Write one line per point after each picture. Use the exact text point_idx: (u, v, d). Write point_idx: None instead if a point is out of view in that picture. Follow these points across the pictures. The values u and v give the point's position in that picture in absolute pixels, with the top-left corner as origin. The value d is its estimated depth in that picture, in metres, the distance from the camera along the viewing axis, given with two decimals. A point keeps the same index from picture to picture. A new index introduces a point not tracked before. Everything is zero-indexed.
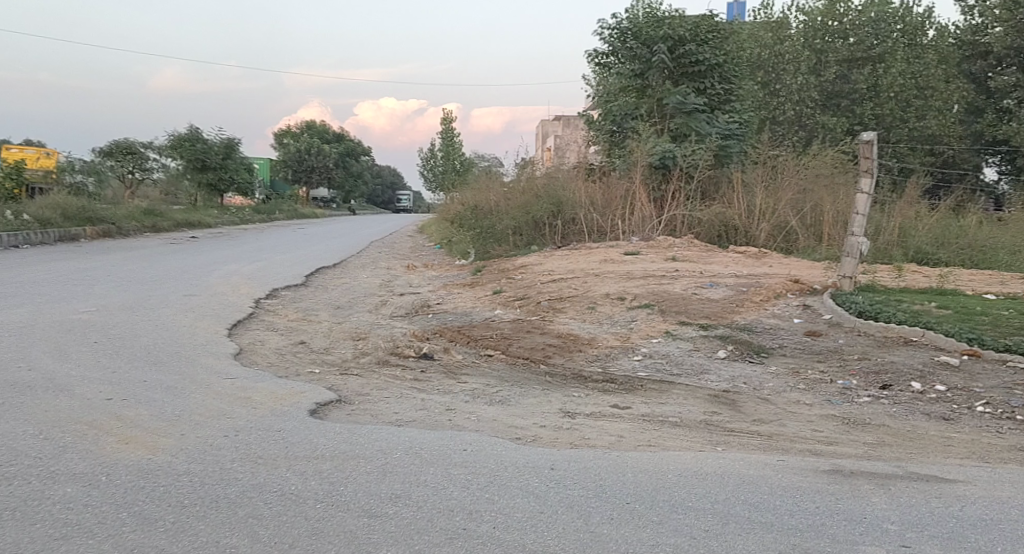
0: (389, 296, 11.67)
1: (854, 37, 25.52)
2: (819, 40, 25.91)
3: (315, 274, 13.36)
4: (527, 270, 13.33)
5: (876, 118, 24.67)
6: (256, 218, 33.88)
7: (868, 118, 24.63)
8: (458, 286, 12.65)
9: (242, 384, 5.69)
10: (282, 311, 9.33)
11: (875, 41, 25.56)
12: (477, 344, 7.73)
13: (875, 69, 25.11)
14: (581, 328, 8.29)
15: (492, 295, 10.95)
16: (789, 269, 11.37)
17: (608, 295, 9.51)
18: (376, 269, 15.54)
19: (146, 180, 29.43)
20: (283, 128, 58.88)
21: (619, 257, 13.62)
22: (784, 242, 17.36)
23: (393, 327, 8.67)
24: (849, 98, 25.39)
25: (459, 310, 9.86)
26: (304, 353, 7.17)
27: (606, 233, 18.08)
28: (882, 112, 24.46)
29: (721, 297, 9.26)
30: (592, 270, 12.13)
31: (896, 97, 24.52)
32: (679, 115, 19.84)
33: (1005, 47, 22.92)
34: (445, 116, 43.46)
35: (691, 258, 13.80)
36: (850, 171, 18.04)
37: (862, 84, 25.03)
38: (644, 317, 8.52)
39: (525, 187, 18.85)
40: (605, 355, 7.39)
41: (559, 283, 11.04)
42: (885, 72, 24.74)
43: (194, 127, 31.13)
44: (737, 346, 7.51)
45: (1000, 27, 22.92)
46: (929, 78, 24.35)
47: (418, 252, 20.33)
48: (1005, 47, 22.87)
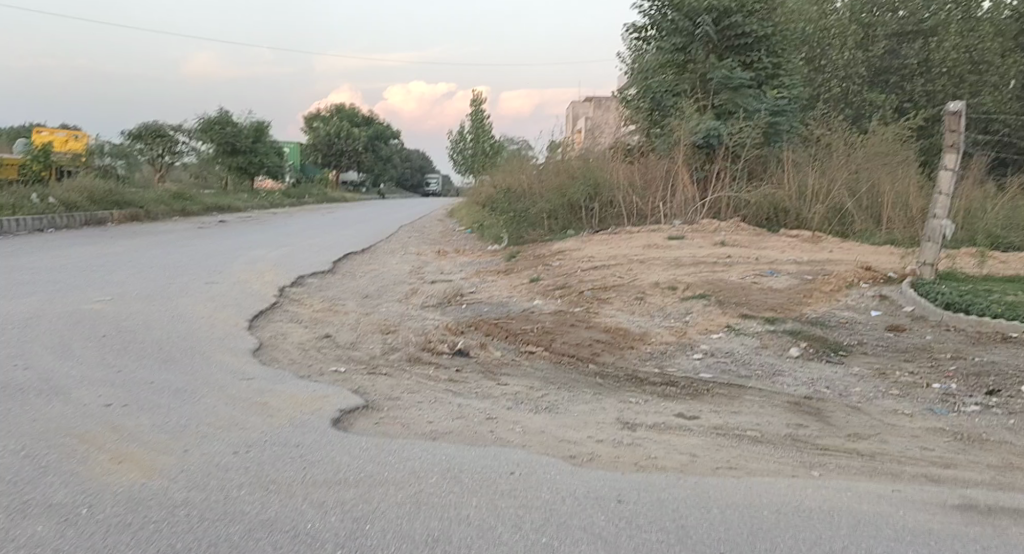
0: (420, 284, 10.99)
1: (905, 10, 23.99)
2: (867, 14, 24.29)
3: (342, 260, 12.73)
4: (564, 256, 12.58)
5: (928, 95, 23.38)
6: (284, 202, 33.47)
7: (919, 95, 23.41)
8: (492, 274, 11.95)
9: (259, 387, 5.01)
10: (306, 301, 8.68)
11: (927, 12, 23.92)
12: (518, 339, 7.00)
13: (927, 43, 23.70)
14: (632, 321, 7.52)
15: (530, 283, 10.23)
16: (853, 256, 10.54)
17: (657, 284, 8.72)
18: (406, 254, 14.88)
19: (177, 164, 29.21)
20: (313, 112, 58.51)
21: (663, 242, 12.82)
22: (839, 225, 16.36)
23: (425, 320, 7.99)
24: (898, 74, 23.91)
25: (495, 300, 9.14)
26: (328, 349, 6.50)
27: (646, 217, 17.24)
28: (934, 88, 23.22)
29: (784, 286, 8.43)
30: (635, 256, 11.33)
31: (949, 72, 23.19)
32: (725, 91, 18.87)
33: None
34: (475, 98, 42.69)
35: (740, 243, 12.93)
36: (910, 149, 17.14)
37: (912, 59, 23.59)
38: (700, 309, 7.73)
39: (561, 168, 18.06)
40: (662, 352, 6.62)
41: (602, 270, 10.26)
42: (938, 46, 23.35)
43: (223, 110, 30.76)
44: (809, 344, 6.71)
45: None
46: (984, 51, 23.03)
47: (450, 237, 19.65)
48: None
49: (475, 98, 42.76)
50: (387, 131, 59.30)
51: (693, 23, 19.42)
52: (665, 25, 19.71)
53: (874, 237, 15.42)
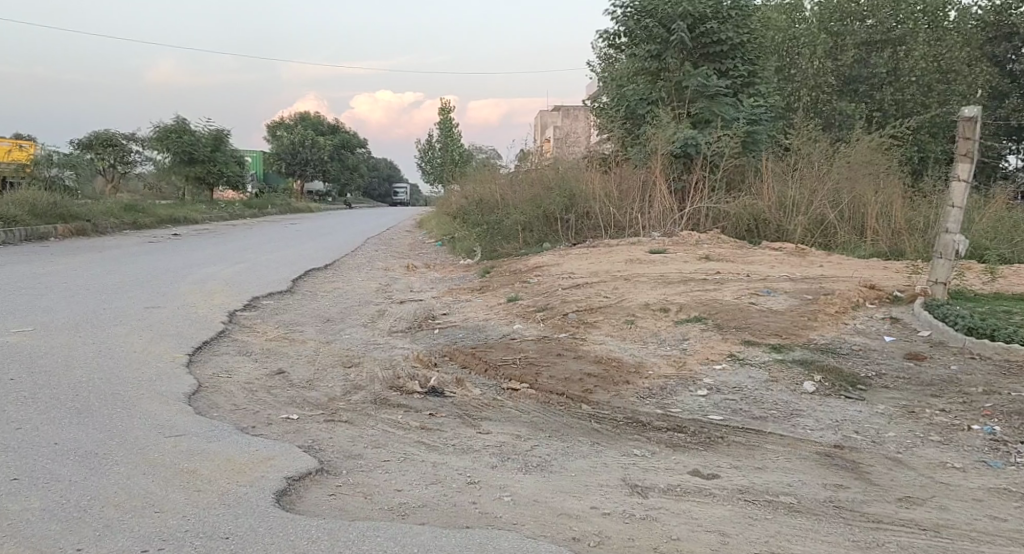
0: (387, 305, 10.13)
1: (874, 19, 23.50)
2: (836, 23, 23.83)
3: (303, 277, 11.82)
4: (542, 272, 11.81)
5: (897, 104, 22.91)
6: (245, 213, 32.30)
7: (889, 104, 22.86)
8: (465, 292, 11.13)
9: (188, 448, 4.14)
10: (259, 328, 7.79)
11: (895, 22, 23.56)
12: (498, 373, 6.18)
13: (896, 52, 23.28)
14: (624, 350, 6.75)
15: (507, 304, 9.43)
16: (850, 273, 9.96)
17: (647, 306, 7.98)
18: (373, 270, 14.02)
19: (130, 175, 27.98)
20: (277, 120, 57.15)
21: (645, 257, 12.13)
22: (822, 237, 15.72)
23: (392, 350, 7.15)
24: (868, 82, 23.42)
25: (470, 325, 8.33)
26: (279, 389, 5.64)
27: (623, 229, 16.50)
28: (904, 98, 22.73)
29: (785, 306, 7.73)
30: (618, 272, 10.60)
31: (918, 81, 22.80)
32: (701, 99, 18.26)
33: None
34: (443, 107, 41.89)
35: (726, 257, 12.28)
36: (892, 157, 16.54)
37: (883, 67, 23.08)
38: (699, 335, 6.98)
39: (535, 179, 17.38)
40: (661, 387, 5.85)
41: (584, 288, 9.49)
42: (907, 55, 22.93)
43: (180, 118, 29.48)
44: (825, 375, 6.00)
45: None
46: (952, 61, 22.90)
47: (419, 250, 18.80)
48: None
49: (442, 106, 41.93)
50: (352, 139, 58.17)
51: (667, 30, 18.76)
52: (638, 31, 19.06)
53: (859, 250, 14.81)
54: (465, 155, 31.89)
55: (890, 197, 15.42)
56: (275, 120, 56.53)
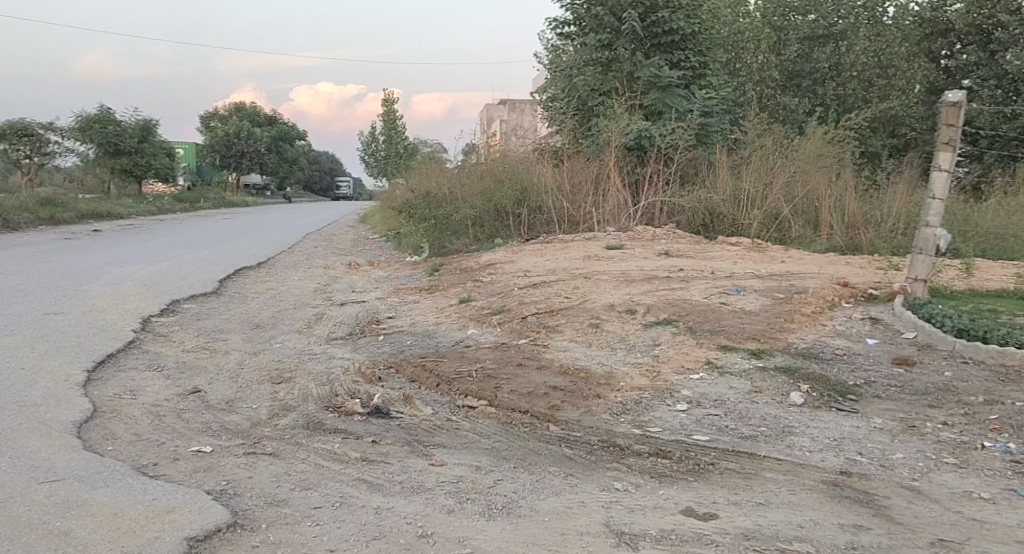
0: (325, 308, 9.32)
1: (816, 13, 23.08)
2: (778, 17, 23.53)
3: (232, 278, 10.91)
4: (494, 270, 11.12)
5: (839, 99, 22.68)
6: (176, 208, 30.78)
7: (831, 98, 22.56)
8: (412, 292, 10.37)
9: (66, 498, 3.37)
10: (180, 338, 6.94)
11: (837, 17, 23.05)
12: (451, 388, 5.48)
13: (837, 47, 22.98)
14: (590, 360, 6.11)
15: (458, 306, 8.72)
16: (818, 268, 9.53)
17: (612, 308, 7.37)
18: (312, 268, 13.14)
19: (46, 165, 26.55)
20: (211, 110, 55.11)
21: (602, 253, 11.57)
22: (777, 231, 15.32)
23: (330, 362, 6.39)
24: (810, 77, 23.06)
25: (419, 331, 7.61)
26: (194, 415, 4.84)
27: (578, 224, 15.96)
28: (846, 93, 22.52)
29: (758, 306, 7.19)
30: (576, 270, 9.99)
31: (859, 77, 22.81)
32: (654, 89, 17.74)
33: (966, 24, 21.09)
34: (386, 98, 40.81)
35: (685, 253, 11.79)
36: (846, 149, 16.16)
37: (824, 62, 22.74)
38: (669, 341, 6.39)
39: (483, 172, 16.66)
40: (635, 401, 5.21)
41: (541, 288, 8.84)
42: (848, 50, 22.72)
43: (104, 107, 28.13)
44: (814, 384, 5.44)
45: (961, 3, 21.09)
46: (893, 55, 22.65)
47: (361, 246, 17.91)
48: (967, 25, 21.03)
49: (385, 98, 40.82)
50: (291, 131, 56.49)
51: (618, 19, 18.29)
52: (588, 19, 18.50)
53: (815, 244, 14.40)
54: (409, 149, 30.96)
55: (843, 190, 15.10)
56: (209, 111, 54.51)
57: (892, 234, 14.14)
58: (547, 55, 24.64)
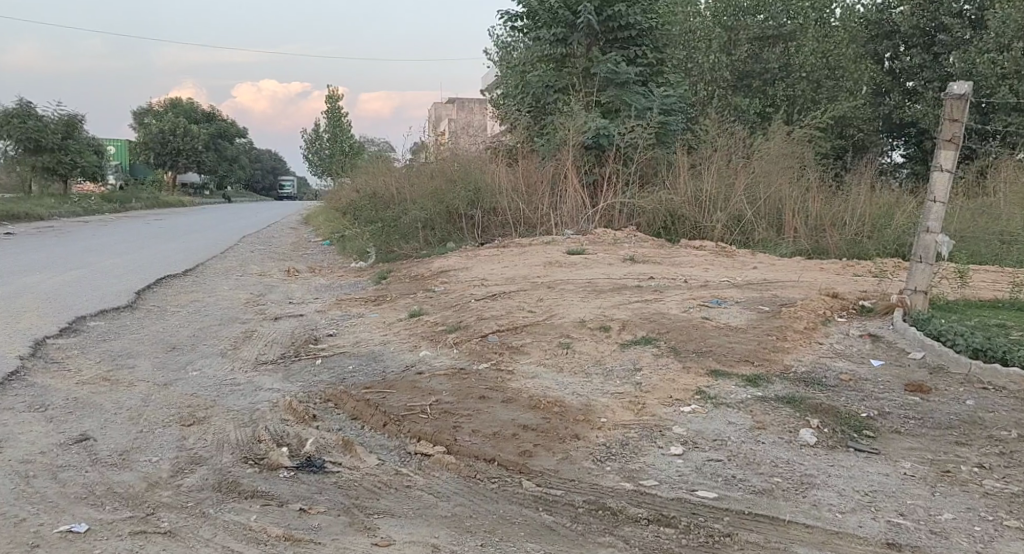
0: (257, 324, 8.41)
1: (766, 13, 22.18)
2: (729, 17, 22.44)
3: (152, 293, 9.92)
4: (447, 279, 10.27)
5: (789, 100, 21.93)
6: (104, 209, 29.33)
7: (781, 100, 21.79)
8: (357, 302, 9.48)
9: None
10: (77, 367, 6.01)
11: (787, 18, 22.16)
12: (401, 430, 4.63)
13: (787, 47, 22.13)
14: (561, 390, 5.30)
15: (407, 321, 7.88)
16: (801, 276, 8.89)
17: (581, 326, 6.59)
18: (246, 276, 12.15)
19: None
20: (145, 107, 53.03)
21: (563, 260, 10.88)
22: (739, 233, 14.57)
23: (257, 396, 5.50)
24: (761, 78, 22.14)
25: (363, 352, 6.75)
26: (75, 476, 3.96)
27: (535, 226, 15.22)
28: (796, 93, 21.75)
29: (743, 321, 6.45)
30: (536, 280, 9.26)
31: (808, 78, 21.91)
32: (611, 86, 16.97)
33: (911, 26, 20.82)
34: (330, 95, 39.52)
35: (650, 258, 11.09)
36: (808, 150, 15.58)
37: (774, 63, 21.89)
38: (650, 365, 5.60)
39: (435, 172, 15.79)
40: (619, 443, 4.42)
41: (500, 302, 8.03)
42: (798, 51, 21.87)
43: (24, 103, 27.48)
44: (824, 416, 4.68)
45: (906, 6, 20.88)
46: (840, 57, 21.98)
47: (302, 250, 16.92)
48: (912, 27, 20.80)
49: (329, 94, 39.45)
50: (231, 128, 54.54)
51: (573, 13, 17.42)
52: (542, 14, 17.68)
53: (782, 247, 13.73)
54: (355, 147, 29.82)
55: (806, 192, 14.57)
56: (143, 107, 52.35)
57: (859, 238, 13.40)
58: (498, 52, 23.91)
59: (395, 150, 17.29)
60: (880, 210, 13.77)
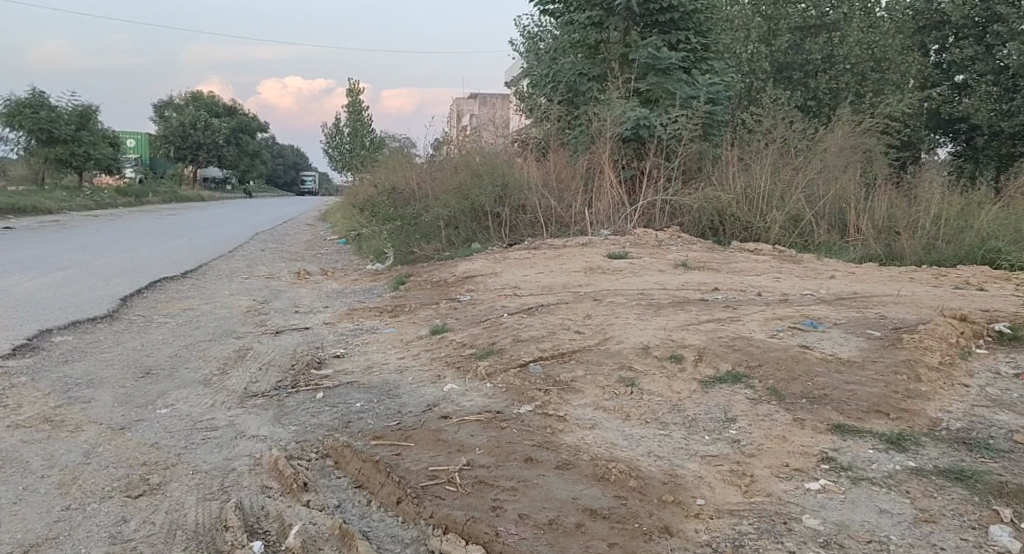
0: (253, 339, 7.23)
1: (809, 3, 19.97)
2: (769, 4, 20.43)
3: (139, 300, 8.81)
4: (474, 287, 8.97)
5: (832, 93, 19.81)
6: (117, 203, 28.48)
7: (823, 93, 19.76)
8: (371, 314, 8.22)
9: None
10: (17, 405, 4.88)
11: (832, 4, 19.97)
12: (421, 514, 3.39)
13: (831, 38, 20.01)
14: (633, 448, 3.97)
15: (428, 341, 6.64)
16: (898, 290, 7.46)
17: (646, 354, 5.26)
18: (251, 279, 10.98)
19: None
20: (166, 100, 52.34)
21: (607, 266, 9.56)
22: (798, 236, 13.17)
23: (237, 448, 4.28)
24: (802, 70, 20.15)
25: (376, 383, 5.49)
26: None
27: (567, 226, 13.97)
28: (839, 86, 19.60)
29: (854, 351, 5.11)
30: (579, 290, 7.96)
31: (852, 70, 19.73)
32: (651, 73, 15.58)
33: (964, 16, 18.08)
34: (351, 88, 38.34)
35: (705, 263, 9.73)
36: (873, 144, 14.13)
37: (816, 53, 19.74)
38: (748, 414, 4.24)
39: (459, 165, 14.53)
40: (731, 541, 3.13)
41: (539, 318, 6.74)
42: (842, 42, 19.73)
43: (39, 93, 26.91)
44: (1011, 501, 3.34)
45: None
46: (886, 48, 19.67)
47: (315, 249, 15.78)
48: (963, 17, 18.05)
49: (349, 87, 38.25)
50: (251, 121, 53.56)
51: None
52: None
53: (847, 252, 12.32)
54: (377, 141, 28.58)
55: (874, 191, 13.19)
56: (163, 99, 51.67)
57: (936, 240, 11.85)
58: (524, 41, 22.64)
59: (415, 145, 16.10)
60: (958, 209, 12.23)
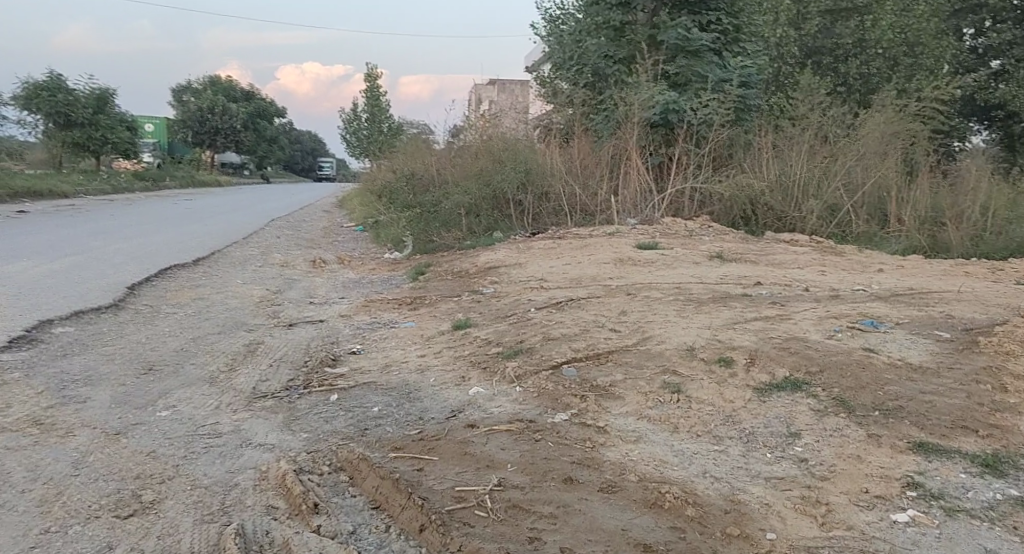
0: (264, 332, 6.83)
1: None
2: None
3: (147, 289, 8.43)
4: (498, 279, 8.52)
5: (863, 81, 18.90)
6: (135, 187, 28.29)
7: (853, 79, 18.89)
8: (389, 306, 7.80)
9: None
10: (5, 406, 4.49)
11: None
12: (448, 548, 2.96)
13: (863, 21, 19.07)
14: (685, 468, 3.51)
15: (450, 337, 6.21)
16: (957, 286, 6.92)
17: (691, 356, 4.78)
18: (265, 267, 10.60)
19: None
20: (185, 85, 52.20)
21: (637, 257, 9.07)
22: (836, 227, 12.63)
23: (242, 459, 3.87)
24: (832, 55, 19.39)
25: (395, 385, 5.06)
26: None
27: (593, 214, 13.50)
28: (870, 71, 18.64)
29: (925, 356, 4.61)
30: (609, 283, 7.49)
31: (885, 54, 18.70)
32: (681, 55, 14.93)
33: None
34: (369, 73, 37.89)
35: (740, 255, 9.21)
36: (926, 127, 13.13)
37: (847, 37, 18.96)
38: (814, 430, 3.76)
39: (479, 151, 14.06)
40: None
41: (570, 313, 6.27)
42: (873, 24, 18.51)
43: (56, 76, 26.67)
44: None
45: None
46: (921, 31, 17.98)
47: (332, 236, 15.40)
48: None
49: (367, 71, 37.75)
50: (270, 106, 53.27)
51: None
52: None
53: (890, 244, 11.76)
54: (395, 126, 28.12)
55: (917, 180, 12.55)
56: (182, 84, 51.52)
57: (984, 233, 11.23)
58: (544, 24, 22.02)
59: (432, 132, 15.66)
60: (1008, 199, 11.57)
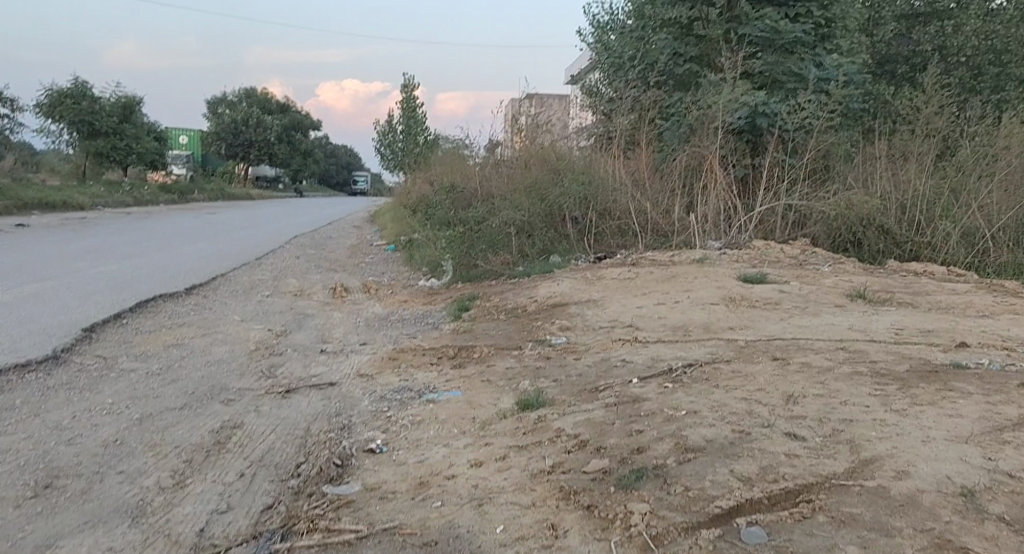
0: (244, 403, 4.77)
1: None
2: None
3: (112, 331, 6.45)
4: (569, 323, 6.37)
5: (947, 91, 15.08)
6: (159, 200, 26.66)
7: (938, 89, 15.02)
8: (425, 362, 5.69)
9: None
10: None
11: None
12: None
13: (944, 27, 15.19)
14: None
15: (516, 428, 4.09)
16: None
17: (980, 513, 2.63)
18: (274, 297, 8.59)
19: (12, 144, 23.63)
20: (219, 97, 51.08)
21: (750, 295, 6.86)
22: (971, 256, 10.24)
23: None
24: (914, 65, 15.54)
25: (436, 533, 2.97)
26: None
27: (668, 236, 11.35)
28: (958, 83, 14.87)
29: None
30: (733, 337, 5.31)
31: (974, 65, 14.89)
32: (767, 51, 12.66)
33: None
34: (404, 84, 36.03)
35: (886, 294, 6.97)
36: None
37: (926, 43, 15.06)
38: None
39: (530, 161, 11.94)
40: None
41: (700, 393, 4.11)
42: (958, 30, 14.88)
43: (81, 83, 25.20)
44: None
45: None
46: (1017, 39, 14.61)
47: (359, 257, 13.41)
48: None
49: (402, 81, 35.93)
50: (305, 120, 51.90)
51: None
52: None
53: None
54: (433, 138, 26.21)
55: None
56: (218, 96, 50.47)
57: None
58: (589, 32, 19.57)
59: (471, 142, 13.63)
60: None
